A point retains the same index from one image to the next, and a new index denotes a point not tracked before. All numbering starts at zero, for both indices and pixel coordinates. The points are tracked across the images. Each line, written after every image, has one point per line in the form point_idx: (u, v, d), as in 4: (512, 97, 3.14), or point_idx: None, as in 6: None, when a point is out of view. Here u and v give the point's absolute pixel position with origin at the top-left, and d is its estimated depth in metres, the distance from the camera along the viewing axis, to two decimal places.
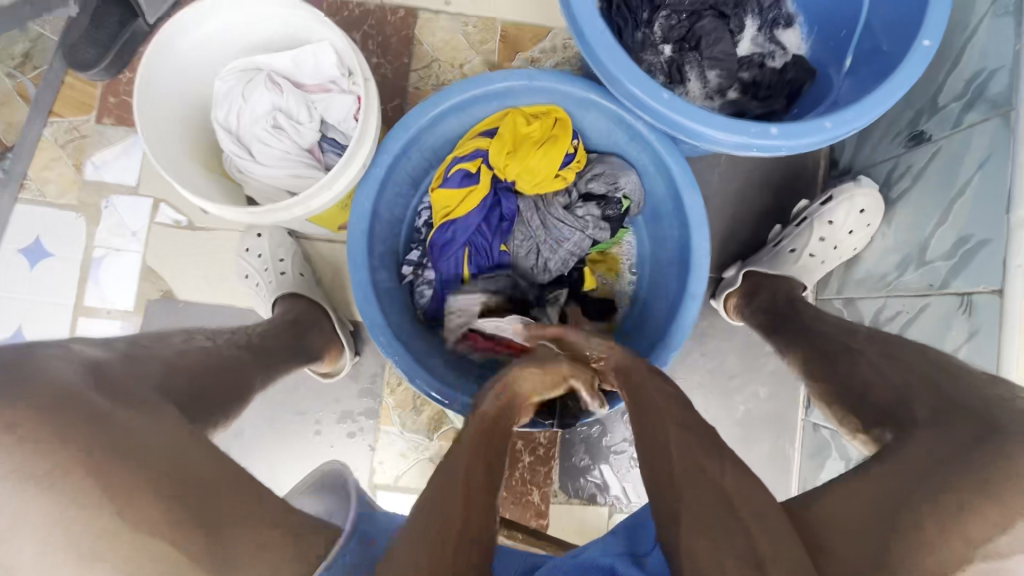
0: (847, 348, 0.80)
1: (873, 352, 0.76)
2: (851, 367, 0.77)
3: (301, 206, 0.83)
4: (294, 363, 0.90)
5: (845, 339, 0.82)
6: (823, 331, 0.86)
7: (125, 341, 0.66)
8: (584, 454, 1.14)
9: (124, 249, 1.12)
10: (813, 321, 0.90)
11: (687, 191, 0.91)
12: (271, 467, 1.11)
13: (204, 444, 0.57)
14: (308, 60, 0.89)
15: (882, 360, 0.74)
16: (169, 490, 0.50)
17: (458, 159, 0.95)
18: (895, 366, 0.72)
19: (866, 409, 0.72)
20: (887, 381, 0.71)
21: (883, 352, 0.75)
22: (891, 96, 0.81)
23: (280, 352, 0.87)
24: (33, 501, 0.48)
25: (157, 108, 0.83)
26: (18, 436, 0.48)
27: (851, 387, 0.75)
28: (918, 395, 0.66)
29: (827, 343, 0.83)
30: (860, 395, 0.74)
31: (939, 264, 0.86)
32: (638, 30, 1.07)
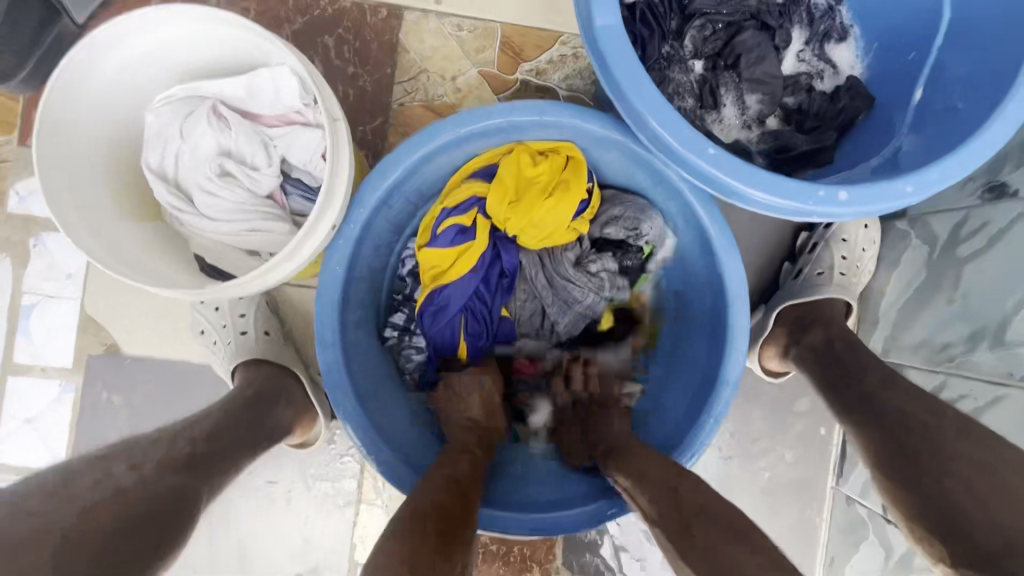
0: (934, 448, 0.66)
1: (965, 464, 0.62)
2: (931, 483, 0.63)
3: (256, 281, 0.67)
4: (254, 456, 0.75)
5: (927, 430, 0.68)
6: (895, 422, 0.71)
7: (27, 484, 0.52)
8: (591, 527, 1.02)
9: (59, 295, 0.96)
10: (879, 392, 0.76)
11: (725, 254, 0.77)
12: (238, 544, 0.98)
13: None
14: (263, 87, 0.72)
15: (977, 480, 0.60)
16: None
17: (449, 212, 0.78)
18: (997, 493, 0.58)
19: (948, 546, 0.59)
20: (984, 515, 0.57)
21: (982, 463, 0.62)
22: (989, 152, 0.66)
23: (238, 447, 0.72)
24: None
25: (70, 156, 0.66)
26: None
27: (934, 508, 0.61)
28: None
29: (909, 431, 0.69)
30: (943, 520, 0.60)
31: (1022, 350, 0.73)
32: (665, 43, 0.89)
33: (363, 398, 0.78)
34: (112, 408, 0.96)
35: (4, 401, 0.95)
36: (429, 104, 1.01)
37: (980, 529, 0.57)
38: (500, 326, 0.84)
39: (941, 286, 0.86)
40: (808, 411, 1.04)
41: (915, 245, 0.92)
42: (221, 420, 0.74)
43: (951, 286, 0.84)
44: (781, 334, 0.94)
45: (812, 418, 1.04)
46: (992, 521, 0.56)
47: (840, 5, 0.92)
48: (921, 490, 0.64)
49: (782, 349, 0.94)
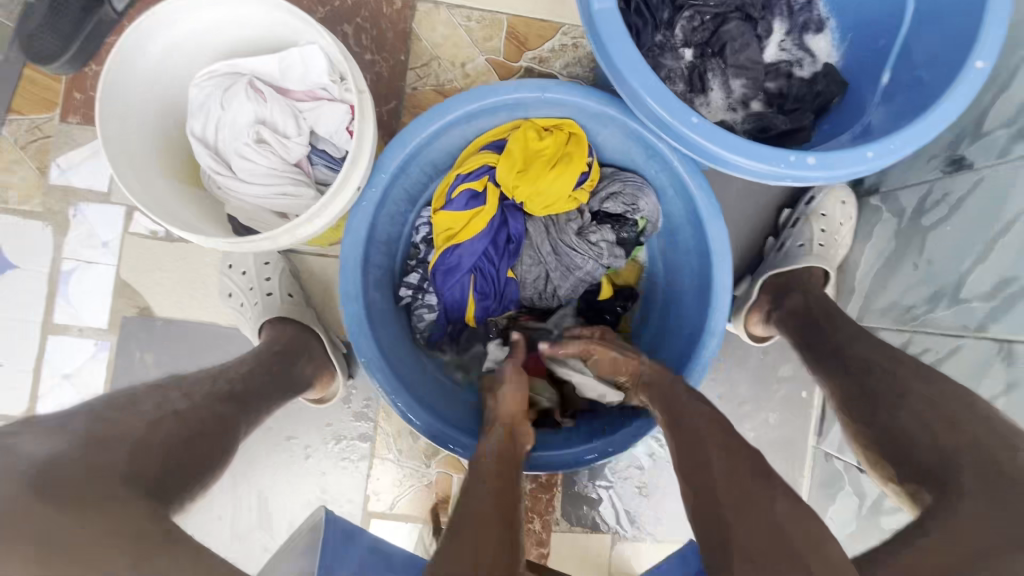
0: (893, 388, 0.74)
1: (918, 398, 0.70)
2: (892, 417, 0.71)
3: (289, 235, 0.75)
4: (282, 400, 0.82)
5: (888, 374, 0.76)
6: (861, 366, 0.79)
7: (94, 403, 0.59)
8: (588, 482, 1.09)
9: (96, 261, 1.03)
10: (848, 344, 0.84)
11: (710, 219, 0.85)
12: (259, 495, 1.05)
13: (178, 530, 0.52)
14: (295, 65, 0.80)
15: (924, 411, 0.68)
16: None
17: (463, 177, 0.87)
18: (941, 418, 0.66)
19: (904, 468, 0.67)
20: (931, 439, 0.65)
21: (928, 399, 0.69)
22: (939, 123, 0.74)
23: (269, 390, 0.79)
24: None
25: (124, 122, 0.74)
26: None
27: (891, 438, 0.70)
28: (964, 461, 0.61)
29: (869, 376, 0.77)
30: (900, 446, 0.69)
31: (975, 305, 0.80)
32: (657, 32, 0.98)
33: (383, 350, 0.85)
34: (144, 366, 1.03)
35: (43, 359, 1.03)
36: (440, 89, 1.09)
37: (930, 450, 0.65)
38: (507, 288, 0.92)
39: (909, 255, 0.94)
40: (790, 376, 1.11)
41: (887, 217, 1.00)
42: (255, 367, 0.81)
43: (917, 252, 0.92)
44: (765, 300, 1.02)
45: (794, 382, 1.11)
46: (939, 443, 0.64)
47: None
48: (881, 423, 0.72)
49: (765, 314, 1.01)
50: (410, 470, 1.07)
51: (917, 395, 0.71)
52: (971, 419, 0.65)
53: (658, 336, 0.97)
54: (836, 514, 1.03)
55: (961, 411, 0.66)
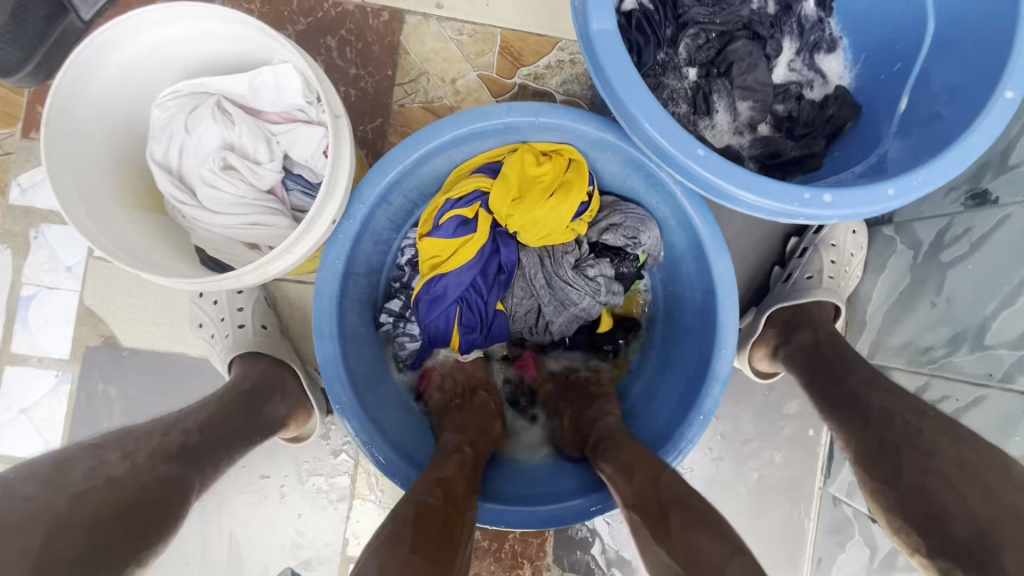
0: (911, 443, 0.68)
1: (943, 459, 0.64)
2: (912, 478, 0.66)
3: (256, 273, 0.68)
4: (248, 445, 0.75)
5: (906, 428, 0.70)
6: (877, 415, 0.73)
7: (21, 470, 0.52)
8: (582, 525, 1.03)
9: (58, 287, 0.97)
10: (864, 390, 0.78)
11: (715, 255, 0.79)
12: (230, 537, 0.98)
13: None
14: (266, 83, 0.73)
15: (954, 475, 0.62)
16: None
17: (453, 202, 0.81)
18: (974, 486, 0.60)
19: (928, 537, 0.61)
20: (965, 506, 0.59)
21: (954, 459, 0.64)
22: (967, 158, 0.68)
23: (234, 438, 0.72)
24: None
25: (75, 148, 0.68)
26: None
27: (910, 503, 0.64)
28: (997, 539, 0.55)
29: (886, 426, 0.72)
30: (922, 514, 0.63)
31: (1001, 352, 0.74)
32: (660, 50, 0.92)
33: (360, 392, 0.79)
34: (108, 399, 0.97)
35: (0, 391, 0.96)
36: (429, 106, 1.03)
37: (959, 522, 0.59)
38: (495, 320, 0.85)
39: (925, 292, 0.88)
40: (797, 413, 1.05)
41: (901, 249, 0.94)
42: (218, 409, 0.75)
43: (934, 290, 0.86)
44: (771, 336, 0.96)
45: (800, 420, 1.05)
46: (973, 511, 0.58)
47: (830, 17, 0.95)
48: (900, 485, 0.66)
49: (771, 349, 0.95)
50: None
51: (942, 455, 0.65)
52: (1009, 490, 0.59)
53: (655, 380, 0.90)
54: (845, 563, 0.97)
55: (994, 477, 0.60)
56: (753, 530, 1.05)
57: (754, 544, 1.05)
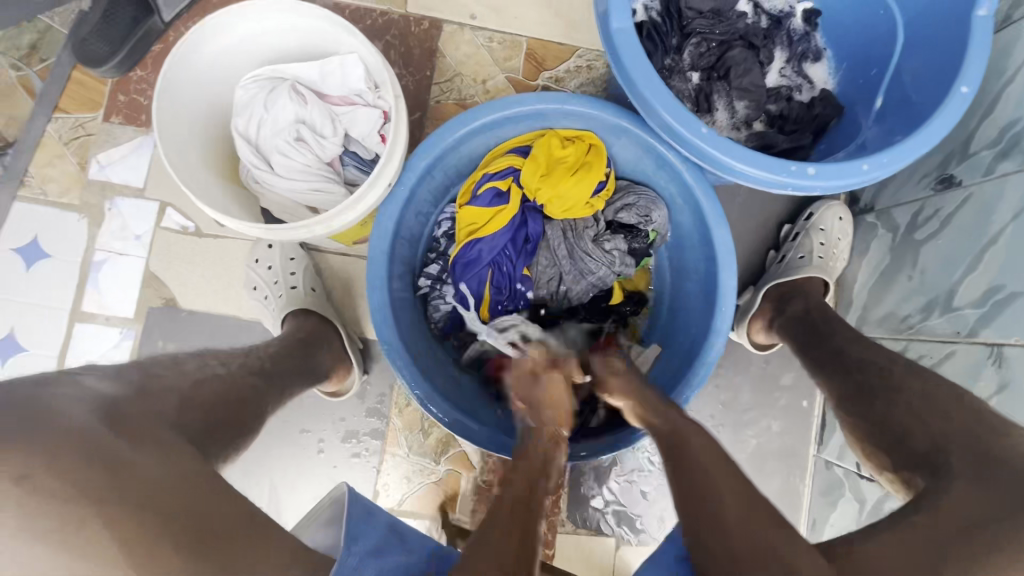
0: (884, 382, 0.79)
1: (912, 395, 0.75)
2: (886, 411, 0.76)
3: (322, 225, 0.80)
4: (303, 386, 0.87)
5: (883, 374, 0.80)
6: (858, 364, 0.84)
7: (139, 371, 0.65)
8: (594, 484, 1.11)
9: (127, 253, 1.08)
10: (847, 345, 0.88)
11: (716, 227, 0.90)
12: (271, 486, 1.07)
13: (217, 483, 0.56)
14: (334, 72, 0.86)
15: (917, 404, 0.73)
16: (184, 538, 0.50)
17: (489, 176, 0.93)
18: (932, 411, 0.71)
19: (898, 455, 0.71)
20: (923, 426, 0.70)
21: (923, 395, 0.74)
22: (930, 141, 0.80)
23: (290, 376, 0.84)
24: (44, 548, 0.47)
25: (176, 117, 0.80)
26: (28, 488, 0.47)
27: (885, 431, 0.74)
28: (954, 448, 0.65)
29: (864, 375, 0.82)
30: (895, 437, 0.73)
31: (967, 312, 0.85)
32: (667, 56, 1.05)
33: (402, 338, 0.89)
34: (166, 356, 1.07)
35: (70, 346, 1.06)
36: (462, 102, 1.16)
37: (922, 436, 0.69)
38: (521, 285, 0.95)
39: (903, 268, 0.99)
40: (791, 385, 1.15)
41: (883, 233, 1.06)
42: (275, 353, 0.86)
43: (911, 265, 0.97)
44: (767, 309, 1.06)
45: (794, 392, 1.15)
46: (931, 429, 0.69)
47: (815, 31, 1.09)
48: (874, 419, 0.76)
49: (767, 321, 1.05)
50: (420, 467, 1.08)
51: (909, 390, 0.76)
52: (960, 411, 0.69)
53: (659, 351, 1.01)
54: (836, 521, 1.05)
55: (951, 404, 0.71)
56: None
57: None
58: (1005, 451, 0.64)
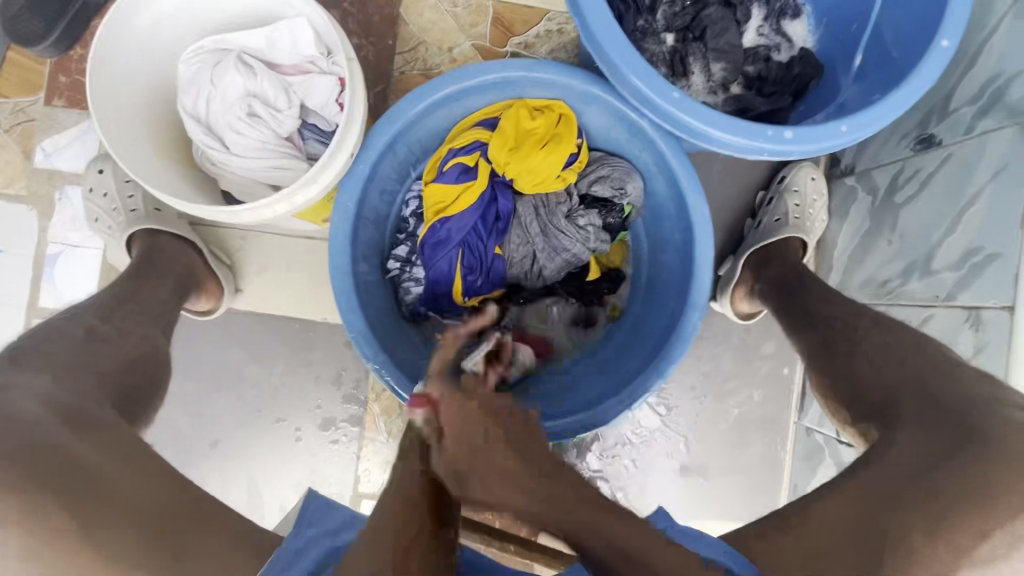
0: (846, 337, 0.77)
1: (872, 344, 0.74)
2: (844, 361, 0.75)
3: (284, 203, 0.75)
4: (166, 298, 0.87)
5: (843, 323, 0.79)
6: (823, 320, 0.82)
7: None
8: (577, 460, 1.11)
9: (82, 245, 1.03)
10: (818, 305, 0.85)
11: (692, 196, 0.87)
12: (249, 476, 1.06)
13: None
14: (282, 39, 0.80)
15: (875, 355, 0.72)
16: None
17: (455, 152, 0.89)
18: (889, 358, 0.71)
19: (856, 408, 0.72)
20: (877, 374, 0.70)
21: (882, 343, 0.73)
22: (910, 99, 0.77)
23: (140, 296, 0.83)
24: None
25: (116, 97, 0.75)
26: None
27: (845, 382, 0.74)
28: (907, 396, 0.66)
29: (829, 329, 0.80)
30: (852, 388, 0.73)
31: (945, 275, 0.83)
32: (639, 17, 1.00)
33: (370, 323, 0.86)
34: None
35: None
36: (428, 73, 1.10)
37: (878, 387, 0.70)
38: (494, 264, 0.92)
39: (883, 230, 0.97)
40: (773, 353, 1.14)
41: (862, 196, 1.03)
42: (126, 274, 0.86)
43: (890, 228, 0.95)
44: (747, 276, 1.04)
45: (775, 360, 1.14)
46: (885, 381, 0.69)
47: None
48: (835, 372, 0.75)
49: (749, 288, 1.04)
50: None
51: (869, 341, 0.75)
52: (912, 356, 0.69)
53: (636, 327, 0.99)
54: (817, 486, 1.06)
55: (910, 350, 0.70)
56: (733, 462, 1.14)
57: (735, 476, 1.14)
58: (949, 390, 0.64)
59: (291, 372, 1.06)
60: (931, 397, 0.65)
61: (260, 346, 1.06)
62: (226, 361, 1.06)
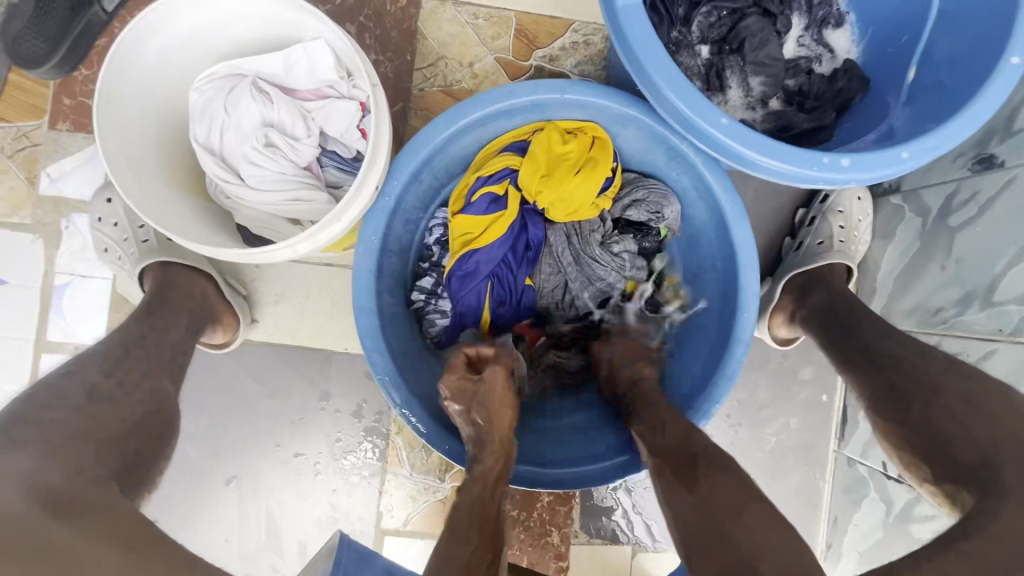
0: (921, 384, 0.74)
1: (949, 396, 0.70)
2: (922, 415, 0.71)
3: (308, 242, 0.70)
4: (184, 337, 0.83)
5: (915, 371, 0.76)
6: (888, 362, 0.79)
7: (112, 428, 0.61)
8: (606, 492, 1.06)
9: (91, 275, 0.99)
10: (876, 339, 0.83)
11: (736, 225, 0.82)
12: (267, 513, 1.02)
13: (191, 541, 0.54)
14: (299, 62, 0.75)
15: (959, 409, 0.69)
16: None
17: (484, 179, 0.84)
18: (977, 416, 0.67)
19: (941, 465, 0.67)
20: (968, 434, 0.66)
21: (962, 395, 0.70)
22: (978, 123, 0.71)
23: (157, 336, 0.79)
24: None
25: (126, 131, 0.71)
26: None
27: (925, 439, 0.70)
28: (1007, 462, 0.62)
29: (896, 371, 0.77)
30: (934, 446, 0.68)
31: (1010, 307, 0.78)
32: (674, 29, 0.95)
33: (397, 364, 0.81)
34: None
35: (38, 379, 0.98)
36: (448, 89, 1.05)
37: (968, 448, 0.65)
38: (523, 295, 0.88)
39: (936, 254, 0.91)
40: (811, 379, 1.09)
41: (910, 217, 0.97)
42: (141, 311, 0.82)
43: (944, 253, 0.90)
44: (788, 301, 0.99)
45: (814, 386, 1.09)
46: (975, 438, 0.65)
47: None
48: (913, 424, 0.72)
49: (789, 314, 0.98)
50: (424, 486, 1.03)
51: (948, 391, 0.71)
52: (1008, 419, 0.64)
53: (672, 359, 0.94)
54: (860, 520, 1.01)
55: (1000, 409, 0.66)
56: (770, 492, 1.09)
57: None
58: None
59: (309, 404, 1.02)
60: None
61: (277, 378, 1.02)
62: (243, 394, 1.02)
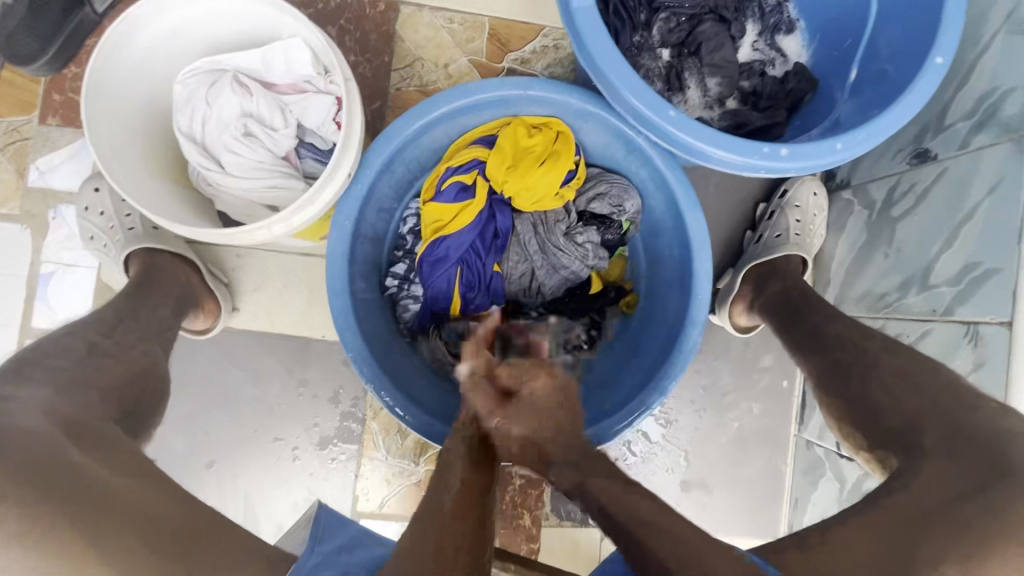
0: (859, 362, 0.78)
1: (884, 369, 0.75)
2: (858, 388, 0.76)
3: (282, 223, 0.75)
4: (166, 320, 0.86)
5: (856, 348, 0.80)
6: (833, 340, 0.83)
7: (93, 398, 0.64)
8: None
9: (76, 264, 1.02)
10: (825, 322, 0.87)
11: (689, 214, 0.87)
12: (245, 497, 1.05)
13: (173, 491, 0.60)
14: (278, 58, 0.80)
15: (890, 381, 0.73)
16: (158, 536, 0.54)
17: (453, 170, 0.89)
18: (905, 387, 0.71)
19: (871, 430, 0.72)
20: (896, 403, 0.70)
21: (894, 370, 0.74)
22: (905, 116, 0.78)
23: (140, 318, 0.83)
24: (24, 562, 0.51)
25: (112, 120, 0.75)
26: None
27: (861, 409, 0.74)
28: (929, 428, 0.66)
29: (841, 352, 0.81)
30: (869, 415, 0.73)
31: (943, 289, 0.84)
32: (635, 33, 1.01)
33: (369, 344, 0.85)
34: None
35: None
36: (424, 89, 1.10)
37: (896, 416, 0.70)
38: (492, 281, 0.91)
39: (881, 243, 0.97)
40: (771, 366, 1.14)
41: (859, 210, 1.03)
42: (126, 293, 0.86)
43: (888, 241, 0.96)
44: (747, 290, 1.04)
45: (774, 373, 1.14)
46: (904, 408, 0.69)
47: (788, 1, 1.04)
48: (849, 395, 0.76)
49: (748, 303, 1.04)
50: (399, 470, 1.06)
51: (883, 364, 0.76)
52: (933, 388, 0.69)
53: (635, 344, 0.98)
54: (817, 499, 1.06)
55: (924, 376, 0.71)
56: (733, 475, 1.13)
57: (733, 490, 1.13)
58: (975, 423, 0.63)
59: (288, 390, 1.05)
60: (959, 430, 0.64)
61: (257, 364, 1.05)
62: (223, 380, 1.05)
